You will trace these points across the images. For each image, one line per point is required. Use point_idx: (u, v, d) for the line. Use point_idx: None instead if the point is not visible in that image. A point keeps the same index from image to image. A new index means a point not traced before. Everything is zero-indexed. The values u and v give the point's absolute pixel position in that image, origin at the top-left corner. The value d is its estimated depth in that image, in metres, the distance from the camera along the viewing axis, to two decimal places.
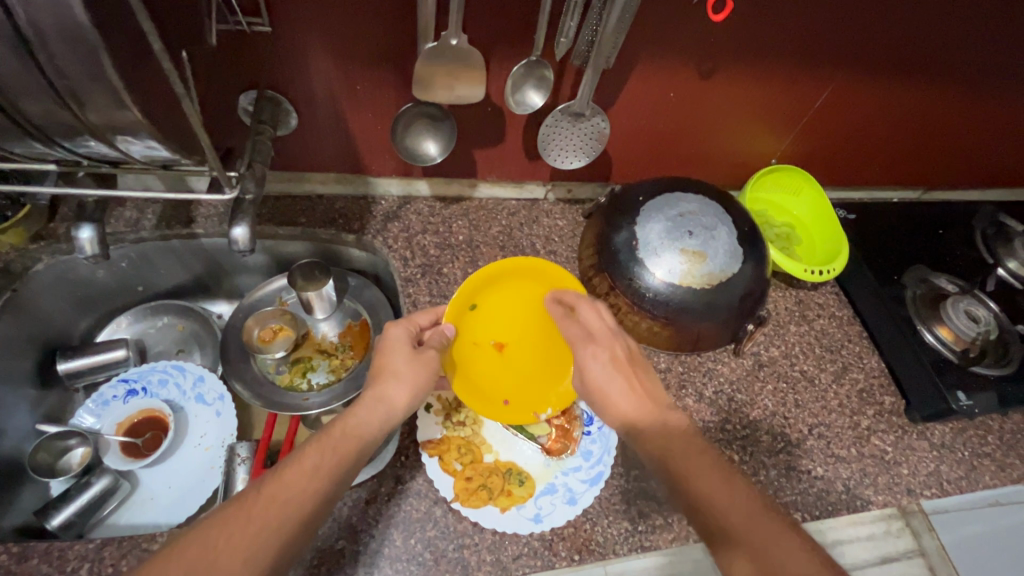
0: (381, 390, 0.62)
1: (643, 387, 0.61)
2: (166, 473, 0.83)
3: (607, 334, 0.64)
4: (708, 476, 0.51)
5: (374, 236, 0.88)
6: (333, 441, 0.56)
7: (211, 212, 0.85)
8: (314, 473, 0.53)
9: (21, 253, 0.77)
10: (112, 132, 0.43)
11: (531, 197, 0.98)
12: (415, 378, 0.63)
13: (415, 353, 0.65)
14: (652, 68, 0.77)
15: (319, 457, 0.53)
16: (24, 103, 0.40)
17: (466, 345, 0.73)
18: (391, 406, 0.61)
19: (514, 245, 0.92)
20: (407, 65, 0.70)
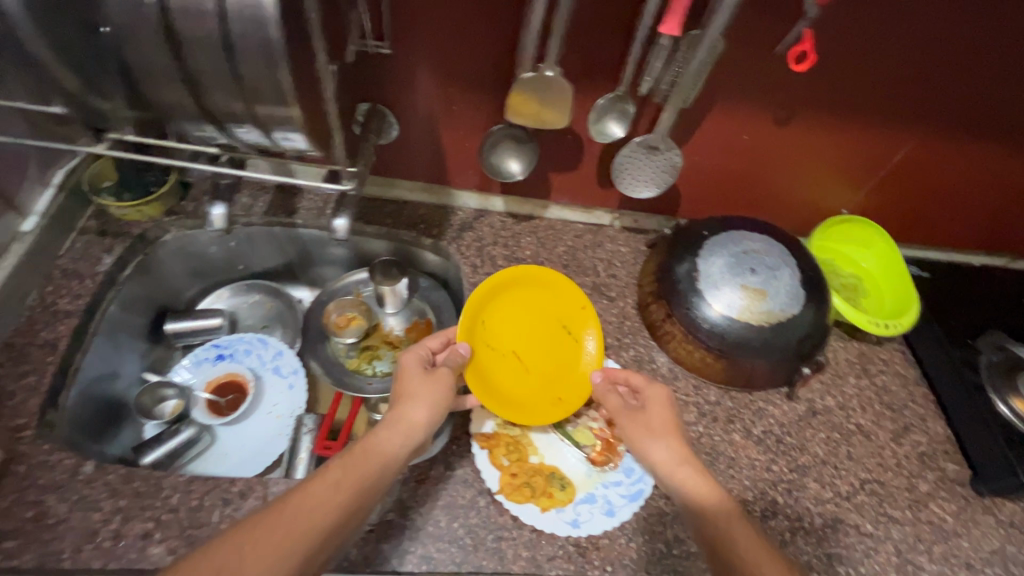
0: (397, 416, 0.66)
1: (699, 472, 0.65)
2: (241, 433, 0.92)
3: (657, 392, 0.72)
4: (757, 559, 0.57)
5: (449, 243, 0.96)
6: (355, 461, 0.61)
7: (311, 206, 0.96)
8: (337, 486, 0.58)
9: (156, 224, 0.89)
10: (269, 125, 0.52)
11: (597, 222, 1.04)
12: (429, 395, 0.69)
13: (428, 374, 0.71)
14: (728, 112, 0.81)
15: (341, 476, 0.59)
16: (211, 94, 0.49)
17: (484, 355, 0.79)
18: (409, 425, 0.66)
19: (577, 265, 0.98)
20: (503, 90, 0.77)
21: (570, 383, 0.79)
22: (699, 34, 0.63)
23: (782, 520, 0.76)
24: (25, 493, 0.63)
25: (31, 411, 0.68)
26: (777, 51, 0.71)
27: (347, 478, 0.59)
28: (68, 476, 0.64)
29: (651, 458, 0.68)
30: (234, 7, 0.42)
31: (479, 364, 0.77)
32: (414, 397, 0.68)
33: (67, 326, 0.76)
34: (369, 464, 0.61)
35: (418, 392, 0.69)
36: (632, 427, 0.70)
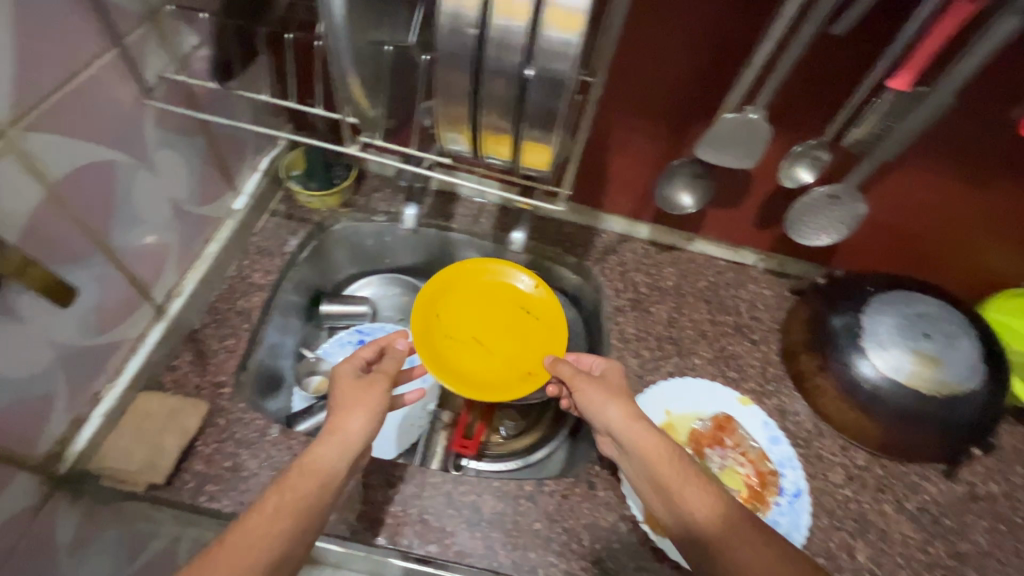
0: (331, 429, 0.62)
1: (652, 435, 0.65)
2: (376, 417, 0.97)
3: (613, 367, 0.74)
4: (722, 537, 0.57)
5: (593, 264, 0.98)
6: (293, 483, 0.57)
7: (467, 212, 1.01)
8: (278, 515, 0.54)
9: (331, 213, 0.96)
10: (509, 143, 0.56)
11: (740, 261, 1.02)
12: (365, 402, 0.65)
13: (355, 380, 0.68)
14: (930, 169, 0.78)
15: (279, 504, 0.55)
16: None
17: (445, 344, 0.91)
18: (346, 438, 0.62)
19: (719, 302, 0.96)
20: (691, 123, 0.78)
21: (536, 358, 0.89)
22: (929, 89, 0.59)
23: None
24: (222, 444, 0.69)
25: (230, 370, 0.75)
26: (1011, 113, 0.68)
27: (288, 504, 0.55)
28: (259, 435, 0.70)
29: (609, 419, 0.68)
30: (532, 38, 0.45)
31: (432, 346, 0.89)
32: (352, 407, 0.64)
33: (260, 299, 0.83)
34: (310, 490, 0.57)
35: (353, 401, 0.65)
36: (598, 398, 0.69)
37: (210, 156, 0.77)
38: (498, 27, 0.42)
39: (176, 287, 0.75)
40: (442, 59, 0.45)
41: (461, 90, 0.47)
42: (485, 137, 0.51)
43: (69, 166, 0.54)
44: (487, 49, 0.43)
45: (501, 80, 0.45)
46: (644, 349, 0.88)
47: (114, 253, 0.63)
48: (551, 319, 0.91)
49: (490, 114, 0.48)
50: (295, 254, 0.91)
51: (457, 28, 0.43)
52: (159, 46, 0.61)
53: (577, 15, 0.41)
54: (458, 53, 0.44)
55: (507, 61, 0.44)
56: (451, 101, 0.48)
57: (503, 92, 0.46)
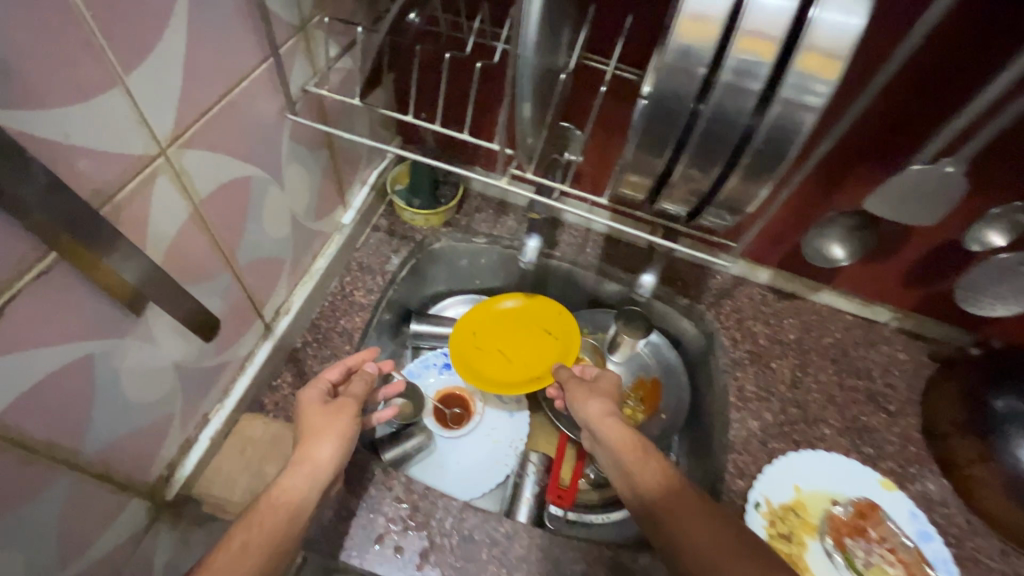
0: (297, 458, 0.56)
1: (619, 427, 0.67)
2: (460, 449, 0.92)
3: (607, 375, 0.78)
4: (691, 531, 0.56)
5: (706, 308, 0.90)
6: (258, 516, 0.51)
7: (572, 241, 0.95)
8: (244, 551, 0.48)
9: (432, 231, 0.92)
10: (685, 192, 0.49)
11: (870, 318, 0.91)
12: (335, 428, 0.59)
13: (323, 404, 0.61)
14: None
15: (247, 537, 0.49)
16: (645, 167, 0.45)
17: (474, 356, 0.94)
18: (316, 464, 0.56)
19: (848, 363, 0.86)
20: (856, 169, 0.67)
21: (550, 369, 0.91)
22: None
23: None
24: None
25: None
26: None
27: (258, 534, 0.50)
28: None
29: (589, 415, 0.70)
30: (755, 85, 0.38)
31: (465, 356, 0.93)
32: (321, 432, 0.58)
33: (361, 319, 0.80)
34: (276, 519, 0.52)
35: (319, 425, 0.59)
36: (587, 400, 0.72)
37: (330, 171, 0.74)
38: (732, 68, 0.37)
39: (284, 304, 0.73)
40: (652, 100, 0.39)
41: (662, 136, 0.41)
42: (675, 185, 0.45)
43: (217, 182, 0.51)
44: (712, 92, 0.38)
45: (720, 128, 0.39)
46: (767, 412, 0.79)
47: (240, 273, 0.60)
48: (565, 336, 0.93)
49: (689, 165, 0.42)
50: (396, 272, 0.86)
51: (682, 67, 0.37)
52: (305, 59, 0.58)
53: (836, 60, 0.35)
54: (673, 96, 0.38)
55: (732, 107, 0.38)
56: (646, 147, 0.42)
57: (717, 141, 0.40)
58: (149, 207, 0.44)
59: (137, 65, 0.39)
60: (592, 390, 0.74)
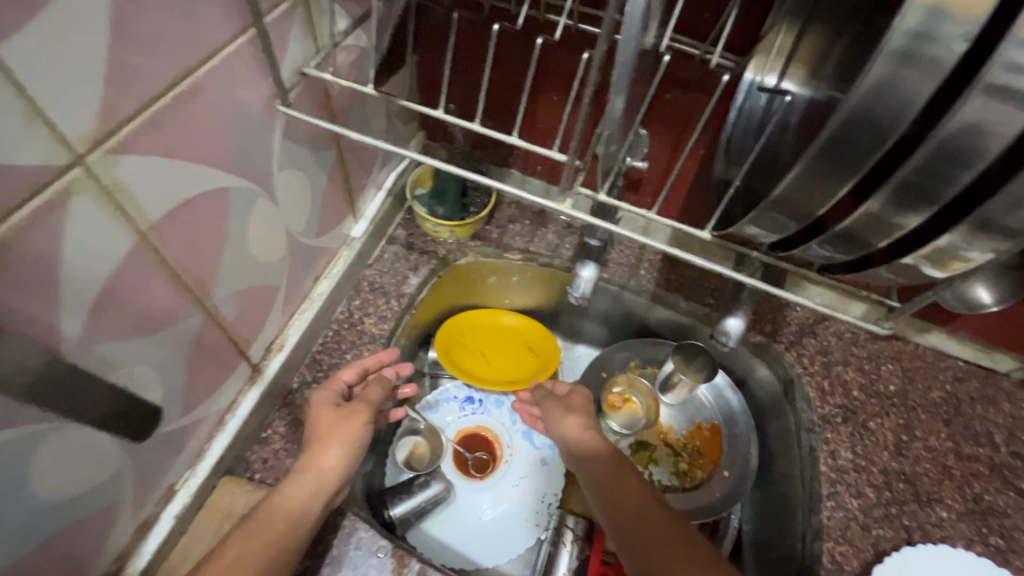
0: (306, 465, 0.52)
1: (592, 443, 0.63)
2: (484, 501, 0.78)
3: (583, 388, 0.72)
4: (656, 547, 0.52)
5: (786, 348, 0.74)
6: (253, 527, 0.48)
7: (622, 260, 0.80)
8: (237, 564, 0.45)
9: (458, 246, 0.77)
10: (841, 235, 0.35)
11: (989, 367, 0.75)
12: (346, 435, 0.54)
13: (337, 410, 0.56)
14: None
15: (243, 553, 0.46)
16: (804, 194, 0.32)
17: (456, 351, 0.83)
18: (322, 475, 0.52)
19: (963, 424, 0.70)
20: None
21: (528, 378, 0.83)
22: None
23: None
24: (316, 563, 0.54)
25: None
26: None
27: (253, 553, 0.46)
28: None
29: (561, 429, 0.66)
30: None
31: (447, 348, 0.82)
32: (330, 437, 0.54)
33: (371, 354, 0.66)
34: (278, 534, 0.48)
35: (324, 431, 0.54)
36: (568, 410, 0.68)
37: (336, 176, 0.60)
38: (1014, 67, 0.24)
39: (277, 339, 0.60)
40: (858, 113, 0.26)
41: (859, 165, 0.29)
42: (848, 229, 0.34)
43: (179, 198, 0.37)
44: (966, 105, 0.25)
45: (961, 157, 0.27)
46: (868, 488, 0.64)
47: (217, 313, 0.46)
48: (545, 352, 0.84)
49: (889, 205, 0.31)
50: (416, 295, 0.72)
51: (919, 62, 0.25)
52: (303, 33, 0.44)
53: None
54: (893, 110, 0.26)
55: (994, 125, 0.26)
56: (825, 176, 0.30)
57: (950, 174, 0.28)
58: (59, 241, 0.30)
59: (16, 37, 0.25)
60: (566, 402, 0.70)
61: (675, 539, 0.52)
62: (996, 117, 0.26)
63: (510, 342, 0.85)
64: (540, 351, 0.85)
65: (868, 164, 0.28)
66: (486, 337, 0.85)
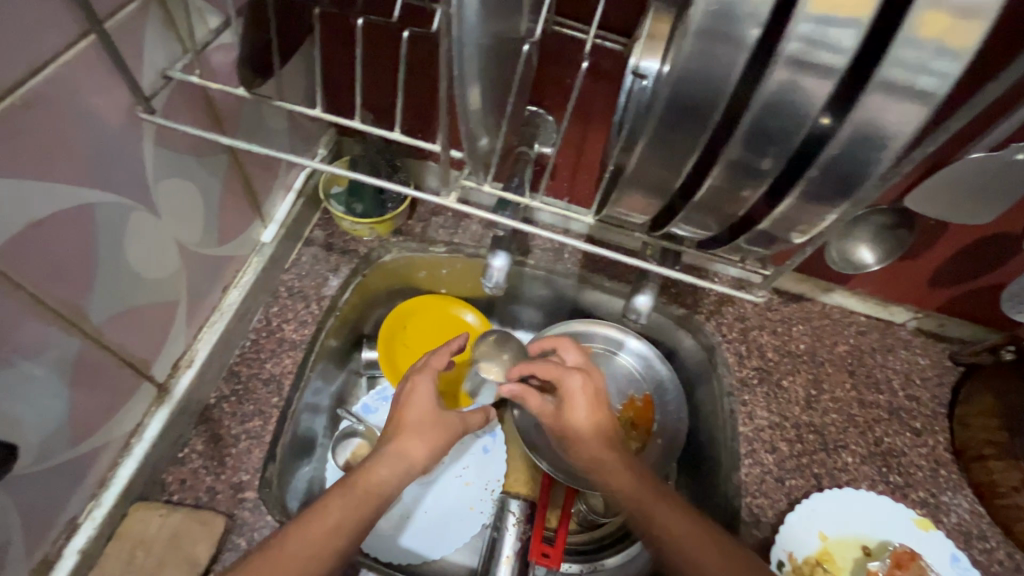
0: (395, 450, 0.58)
1: (566, 417, 0.64)
2: (426, 495, 0.77)
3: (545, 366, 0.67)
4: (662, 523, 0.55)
5: (706, 318, 0.77)
6: (356, 497, 0.53)
7: (547, 245, 0.81)
8: (337, 531, 0.50)
9: (381, 243, 0.76)
10: (700, 206, 0.37)
11: (888, 319, 0.80)
12: (435, 436, 0.61)
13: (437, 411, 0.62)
14: None
15: (342, 518, 0.51)
16: (650, 167, 0.34)
17: (398, 353, 0.84)
18: (409, 461, 0.58)
19: (866, 375, 0.75)
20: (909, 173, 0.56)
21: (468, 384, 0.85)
22: None
23: None
24: None
25: (255, 466, 0.57)
26: None
27: (348, 522, 0.51)
28: None
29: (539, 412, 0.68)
30: (822, 48, 0.27)
31: (389, 349, 0.83)
32: (416, 428, 0.60)
33: (292, 361, 0.64)
34: (366, 507, 0.53)
35: (422, 425, 0.60)
36: (569, 393, 0.64)
37: (233, 180, 0.58)
38: (804, 38, 0.27)
39: (185, 355, 0.58)
40: (672, 85, 0.30)
41: (693, 136, 0.32)
42: (703, 197, 0.36)
43: (28, 218, 0.36)
44: (772, 74, 0.29)
45: (778, 122, 0.30)
46: (782, 442, 0.68)
47: (101, 337, 0.45)
48: None
49: (730, 178, 0.34)
50: (338, 298, 0.70)
51: (727, 38, 0.28)
52: (163, 33, 0.42)
53: (974, 22, 0.26)
54: (702, 85, 0.30)
55: (802, 95, 0.29)
56: (665, 148, 0.33)
57: (774, 142, 0.31)
58: None
59: None
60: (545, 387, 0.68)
61: (680, 511, 0.56)
62: (799, 84, 0.29)
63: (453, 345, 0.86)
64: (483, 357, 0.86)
65: (700, 135, 0.32)
66: (430, 337, 0.86)
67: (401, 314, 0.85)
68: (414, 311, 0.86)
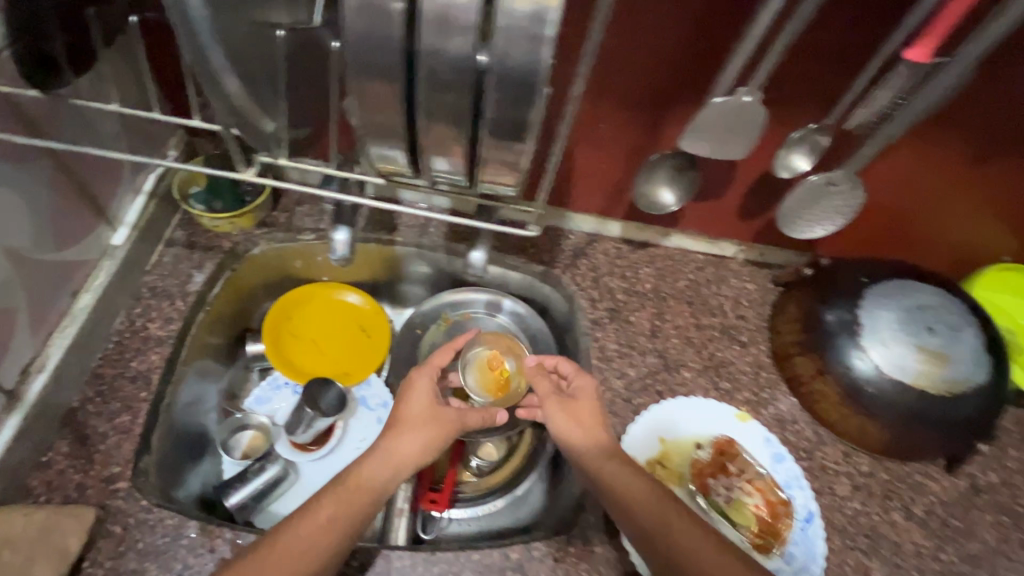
0: (390, 444, 0.61)
1: (565, 414, 0.66)
2: (326, 470, 0.82)
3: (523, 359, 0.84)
4: (654, 516, 0.56)
5: (562, 272, 0.86)
6: (349, 493, 0.56)
7: (413, 222, 0.87)
8: (330, 526, 0.53)
9: (247, 237, 0.77)
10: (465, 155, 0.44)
11: (720, 254, 0.92)
12: (432, 430, 0.64)
13: (432, 404, 0.66)
14: (922, 149, 0.71)
15: (335, 514, 0.54)
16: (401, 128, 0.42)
17: (285, 341, 0.87)
18: (402, 456, 0.61)
19: (703, 304, 0.86)
20: (603, 104, 0.69)
21: (359, 361, 0.88)
22: (950, 61, 0.52)
23: None
24: (120, 561, 0.55)
25: (126, 457, 0.59)
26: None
27: (340, 518, 0.54)
28: (170, 539, 0.56)
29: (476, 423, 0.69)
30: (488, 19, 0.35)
31: (276, 339, 0.86)
32: (406, 424, 0.63)
33: (159, 356, 0.66)
34: (361, 502, 0.56)
35: (422, 419, 0.64)
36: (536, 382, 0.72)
37: (63, 185, 0.62)
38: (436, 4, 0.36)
39: (36, 360, 0.60)
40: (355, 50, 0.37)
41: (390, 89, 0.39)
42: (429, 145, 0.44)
43: None
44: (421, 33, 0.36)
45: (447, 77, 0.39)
46: (629, 367, 0.79)
47: None
48: (377, 332, 0.89)
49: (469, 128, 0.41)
50: (206, 292, 0.72)
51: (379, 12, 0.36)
52: None
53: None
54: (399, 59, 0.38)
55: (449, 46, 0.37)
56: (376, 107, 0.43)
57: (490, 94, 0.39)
58: None
59: None
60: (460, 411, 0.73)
61: (670, 502, 0.57)
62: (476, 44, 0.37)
63: (341, 327, 0.89)
64: (370, 335, 0.90)
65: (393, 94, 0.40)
66: (318, 324, 0.89)
67: (285, 304, 0.88)
68: (298, 301, 0.89)
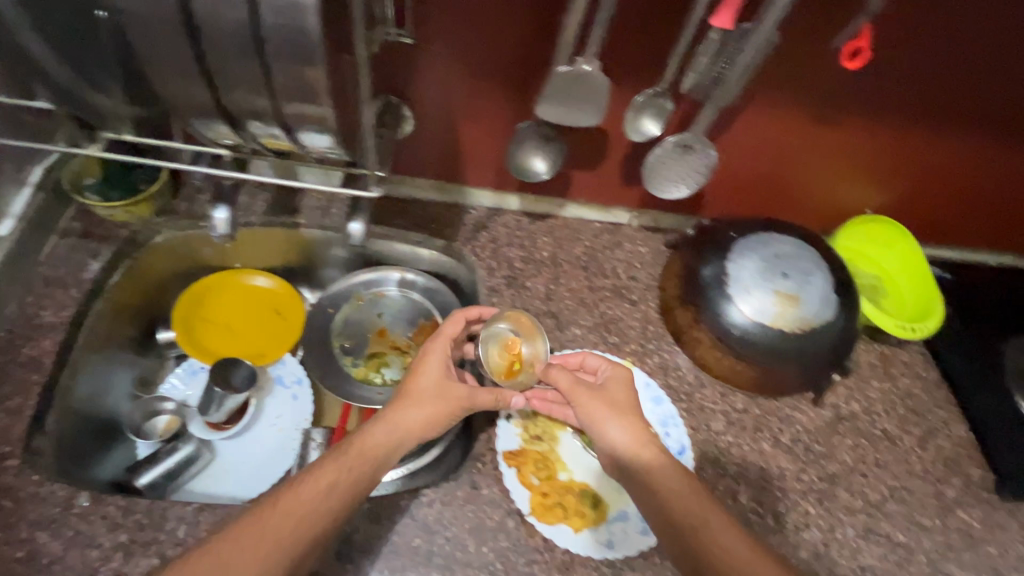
0: (394, 417, 0.64)
1: (580, 398, 0.68)
2: (243, 448, 0.84)
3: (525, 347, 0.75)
4: (670, 492, 0.61)
5: (462, 244, 0.90)
6: (352, 461, 0.59)
7: (316, 204, 0.90)
8: (330, 492, 0.57)
9: (145, 225, 0.80)
10: None
11: (615, 221, 0.98)
12: (436, 409, 0.66)
13: (441, 381, 0.68)
14: (765, 111, 0.78)
15: (337, 479, 0.58)
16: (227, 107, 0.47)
17: (197, 327, 0.89)
18: (407, 431, 0.64)
19: (598, 267, 0.92)
20: (474, 80, 0.75)
21: (274, 340, 0.91)
22: (752, 27, 0.58)
23: (815, 532, 0.75)
24: (12, 529, 0.59)
25: None
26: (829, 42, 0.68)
27: (342, 481, 0.58)
28: (62, 509, 0.60)
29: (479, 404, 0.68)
30: None
31: (187, 324, 0.88)
32: (415, 399, 0.66)
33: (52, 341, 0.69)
34: (362, 467, 0.59)
35: (433, 394, 0.66)
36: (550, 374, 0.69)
37: None
38: None
39: None
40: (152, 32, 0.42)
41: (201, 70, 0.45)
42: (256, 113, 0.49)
43: None
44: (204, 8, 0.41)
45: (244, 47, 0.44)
46: None
47: None
48: (291, 313, 0.92)
49: None
50: (103, 280, 0.75)
51: None
52: None
53: None
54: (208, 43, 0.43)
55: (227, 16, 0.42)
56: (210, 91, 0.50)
57: None
58: None
59: None
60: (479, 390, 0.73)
61: (686, 483, 0.63)
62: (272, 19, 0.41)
63: (254, 310, 0.92)
64: (284, 315, 0.92)
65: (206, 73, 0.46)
66: (230, 308, 0.91)
67: (196, 291, 0.90)
68: (209, 287, 0.90)
